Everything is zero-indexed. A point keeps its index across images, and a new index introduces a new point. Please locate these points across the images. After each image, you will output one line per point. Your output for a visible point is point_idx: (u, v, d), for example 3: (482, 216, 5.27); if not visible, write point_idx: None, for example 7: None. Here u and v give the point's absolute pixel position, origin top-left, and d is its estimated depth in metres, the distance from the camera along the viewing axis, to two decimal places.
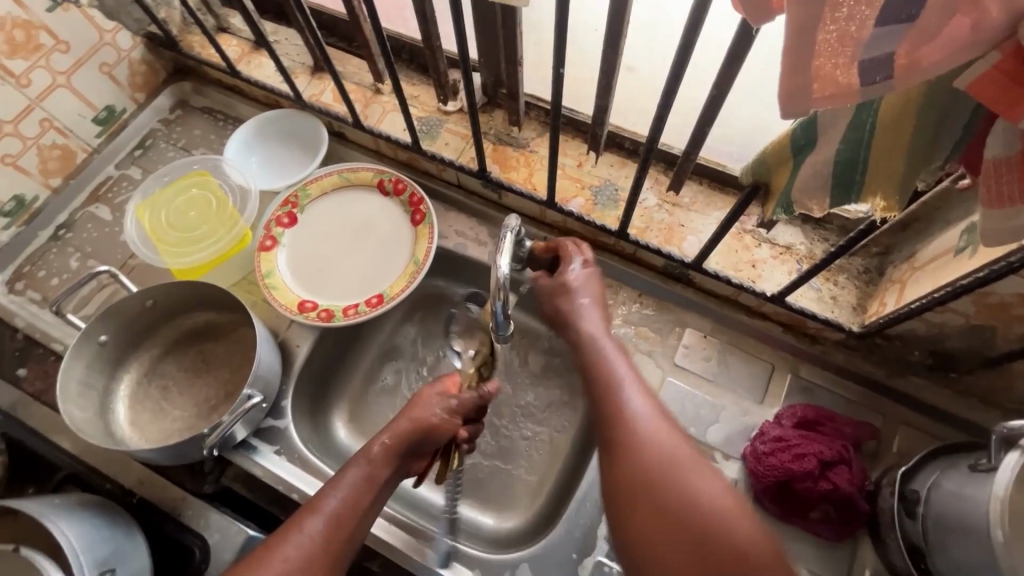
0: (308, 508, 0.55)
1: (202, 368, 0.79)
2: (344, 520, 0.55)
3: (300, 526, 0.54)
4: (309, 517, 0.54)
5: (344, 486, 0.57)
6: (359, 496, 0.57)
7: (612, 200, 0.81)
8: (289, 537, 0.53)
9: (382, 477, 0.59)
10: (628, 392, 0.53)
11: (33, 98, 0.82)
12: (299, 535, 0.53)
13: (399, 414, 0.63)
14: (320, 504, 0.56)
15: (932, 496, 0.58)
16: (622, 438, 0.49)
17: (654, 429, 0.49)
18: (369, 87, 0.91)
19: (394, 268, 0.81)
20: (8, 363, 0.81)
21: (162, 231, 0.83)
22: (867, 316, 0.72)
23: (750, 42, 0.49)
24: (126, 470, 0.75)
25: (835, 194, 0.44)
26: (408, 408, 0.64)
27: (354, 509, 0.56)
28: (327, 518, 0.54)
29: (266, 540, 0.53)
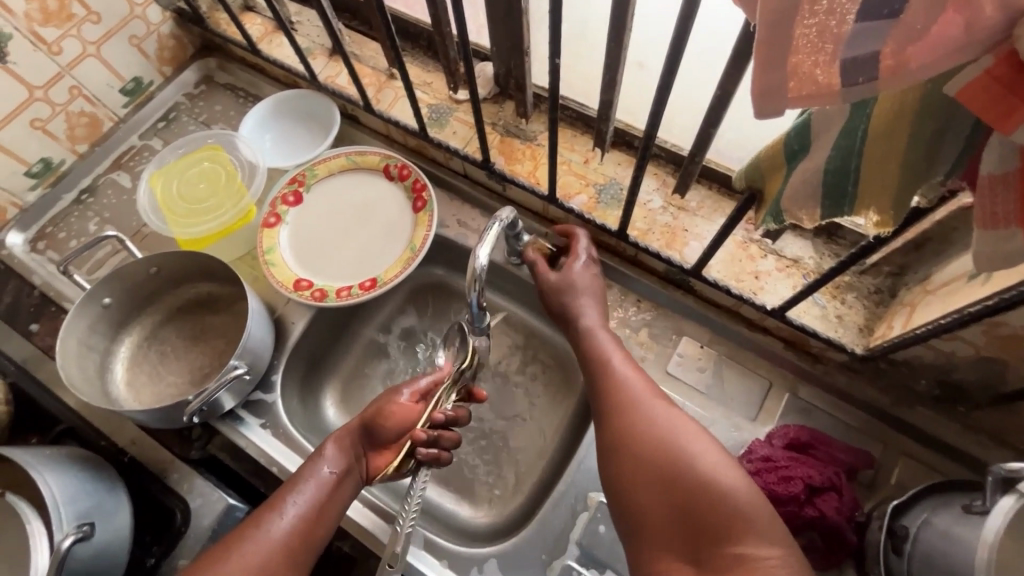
0: (270, 506, 0.59)
1: (200, 337, 0.81)
2: (301, 520, 0.58)
3: (258, 524, 0.57)
4: (268, 515, 0.58)
5: (302, 487, 0.60)
6: (317, 495, 0.60)
7: (615, 199, 0.79)
8: (246, 535, 0.56)
9: (342, 477, 0.62)
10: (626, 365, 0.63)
11: (63, 65, 0.85)
12: (256, 532, 0.57)
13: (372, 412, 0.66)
14: (280, 504, 0.59)
15: (920, 534, 0.54)
16: (615, 397, 0.61)
17: (640, 390, 0.60)
18: (384, 71, 0.91)
19: (392, 253, 0.82)
20: (23, 318, 0.85)
21: (172, 202, 0.85)
22: (873, 338, 0.68)
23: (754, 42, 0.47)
24: (120, 430, 0.78)
25: (828, 205, 0.41)
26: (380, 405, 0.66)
27: (313, 512, 0.59)
28: (284, 519, 0.58)
29: (231, 534, 0.58)
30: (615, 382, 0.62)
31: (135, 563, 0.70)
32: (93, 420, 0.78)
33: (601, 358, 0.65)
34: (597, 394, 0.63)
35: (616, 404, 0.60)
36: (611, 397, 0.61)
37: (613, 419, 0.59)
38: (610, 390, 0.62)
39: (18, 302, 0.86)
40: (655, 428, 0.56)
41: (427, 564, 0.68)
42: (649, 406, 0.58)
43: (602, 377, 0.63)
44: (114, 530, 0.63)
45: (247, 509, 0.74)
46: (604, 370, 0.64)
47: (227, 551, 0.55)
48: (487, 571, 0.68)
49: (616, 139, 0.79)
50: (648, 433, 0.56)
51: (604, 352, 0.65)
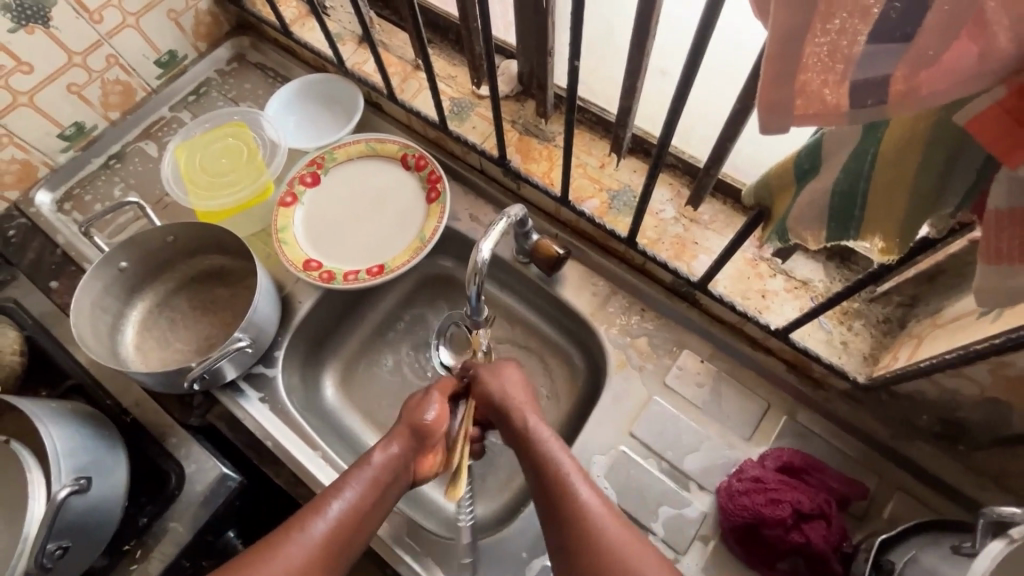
0: (314, 510, 0.58)
1: (209, 308, 0.83)
2: (345, 525, 0.57)
3: (301, 528, 0.56)
4: (311, 517, 0.57)
5: (348, 490, 0.59)
6: (363, 499, 0.59)
7: (628, 206, 0.78)
8: (291, 538, 0.55)
9: (386, 482, 0.61)
10: (576, 481, 0.58)
11: (103, 34, 0.88)
12: (301, 535, 0.55)
13: (403, 417, 0.66)
14: (322, 506, 0.58)
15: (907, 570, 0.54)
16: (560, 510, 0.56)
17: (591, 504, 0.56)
18: (410, 62, 0.92)
19: (402, 242, 0.83)
20: (45, 274, 0.88)
21: (194, 174, 0.87)
22: (877, 367, 0.66)
23: None
24: (125, 391, 0.80)
25: (834, 227, 0.40)
26: (411, 408, 0.67)
27: (356, 514, 0.58)
28: (326, 522, 0.57)
29: (267, 536, 0.56)
30: (572, 510, 0.55)
31: (128, 521, 0.72)
32: (102, 378, 0.81)
33: (555, 469, 0.59)
34: (547, 514, 0.57)
35: (577, 535, 0.54)
36: (566, 524, 0.55)
37: (574, 548, 0.54)
38: (566, 514, 0.55)
39: (41, 258, 0.89)
40: (605, 545, 0.53)
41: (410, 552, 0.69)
42: (604, 531, 0.54)
43: (549, 496, 0.57)
44: (110, 487, 0.65)
45: (240, 480, 0.76)
46: (558, 487, 0.57)
47: (270, 557, 0.54)
48: (467, 564, 0.68)
49: (633, 146, 0.79)
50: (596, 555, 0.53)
51: (559, 468, 0.59)
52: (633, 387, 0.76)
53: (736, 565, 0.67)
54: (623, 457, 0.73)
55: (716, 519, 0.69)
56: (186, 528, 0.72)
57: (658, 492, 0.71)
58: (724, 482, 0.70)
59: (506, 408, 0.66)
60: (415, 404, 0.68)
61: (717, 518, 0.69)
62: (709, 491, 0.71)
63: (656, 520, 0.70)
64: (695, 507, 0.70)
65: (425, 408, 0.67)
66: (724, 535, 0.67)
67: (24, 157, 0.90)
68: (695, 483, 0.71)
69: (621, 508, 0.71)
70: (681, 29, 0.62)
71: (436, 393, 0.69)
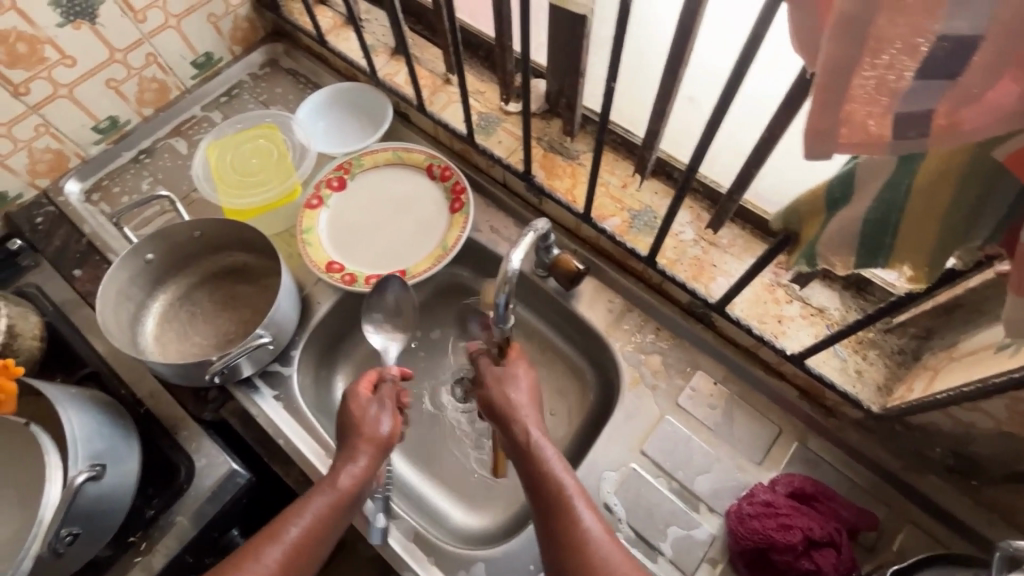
0: (267, 536, 0.58)
1: (229, 304, 0.84)
2: (304, 547, 0.58)
3: (257, 558, 0.56)
4: (267, 546, 0.57)
5: (302, 512, 0.60)
6: (322, 523, 0.60)
7: (648, 226, 0.80)
8: (244, 567, 0.55)
9: (349, 502, 0.62)
10: (579, 506, 0.58)
11: (145, 33, 0.91)
12: (257, 564, 0.56)
13: (348, 432, 0.66)
14: (277, 532, 0.58)
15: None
16: (565, 532, 0.57)
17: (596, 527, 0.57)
18: (440, 76, 0.95)
19: (423, 249, 0.84)
20: (69, 262, 0.89)
21: (224, 171, 0.88)
22: (891, 398, 0.67)
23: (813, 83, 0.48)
24: (140, 382, 0.80)
25: (862, 255, 0.42)
26: (354, 422, 0.66)
27: (315, 537, 0.59)
28: (284, 546, 0.57)
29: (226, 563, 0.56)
30: (576, 531, 0.56)
31: (135, 513, 0.72)
32: (118, 367, 0.81)
33: (556, 488, 0.60)
34: (546, 535, 0.58)
35: (577, 553, 0.55)
36: (565, 549, 0.56)
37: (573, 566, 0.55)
38: (570, 536, 0.56)
39: (67, 246, 0.90)
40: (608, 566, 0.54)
41: (416, 558, 0.69)
42: (603, 552, 0.55)
43: (552, 518, 0.58)
44: (121, 478, 0.64)
45: (249, 477, 0.76)
46: (560, 506, 0.59)
47: None
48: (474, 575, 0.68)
49: (656, 168, 0.81)
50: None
51: (563, 492, 0.59)
52: (646, 404, 0.77)
53: None
54: (634, 475, 0.73)
55: (724, 543, 0.69)
56: (194, 522, 0.72)
57: (668, 513, 0.71)
58: (734, 505, 0.70)
59: (511, 420, 0.66)
60: (362, 416, 0.67)
61: (726, 542, 0.69)
62: (718, 513, 0.71)
63: (664, 540, 0.70)
64: (704, 528, 0.70)
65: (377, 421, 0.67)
66: (733, 560, 0.67)
67: (58, 147, 0.92)
68: (704, 505, 0.71)
69: (630, 527, 0.70)
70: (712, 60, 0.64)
71: (388, 403, 0.68)
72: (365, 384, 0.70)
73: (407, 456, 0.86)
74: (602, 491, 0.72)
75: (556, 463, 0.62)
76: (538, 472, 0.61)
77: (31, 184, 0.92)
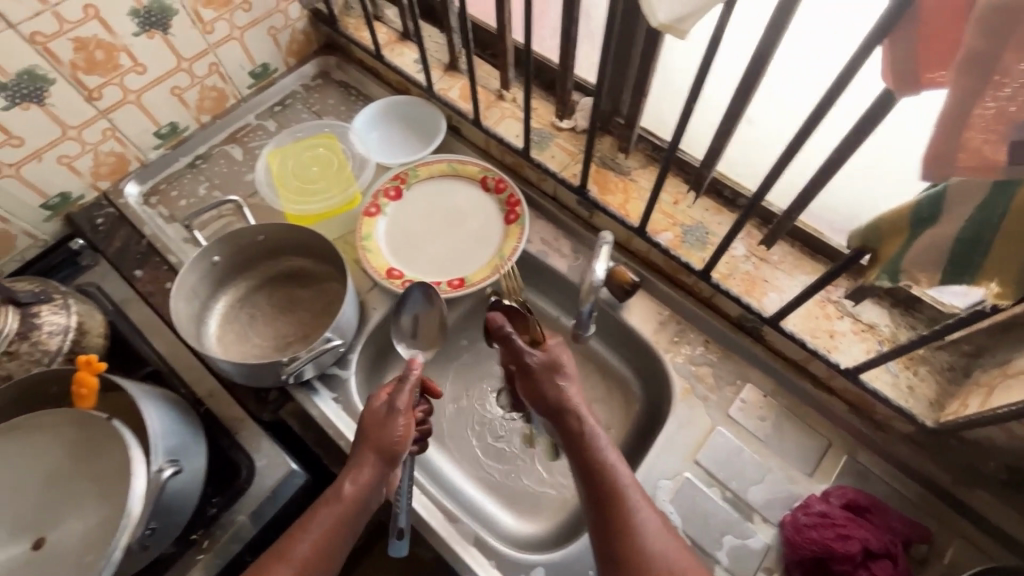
0: (280, 555, 0.62)
1: (287, 307, 0.85)
2: (310, 564, 0.62)
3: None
4: (278, 563, 0.62)
5: (310, 529, 0.64)
6: (329, 538, 0.64)
7: (700, 241, 0.82)
8: None
9: (355, 514, 0.66)
10: (634, 496, 0.61)
11: (211, 44, 0.95)
12: None
13: (360, 442, 0.69)
14: (287, 550, 0.63)
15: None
16: (618, 518, 0.59)
17: (646, 515, 0.60)
18: (494, 91, 0.97)
19: (479, 258, 0.86)
20: (130, 263, 0.90)
21: (285, 178, 0.91)
22: (944, 413, 0.69)
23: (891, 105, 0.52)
24: (200, 381, 0.81)
25: (949, 271, 0.44)
26: (366, 432, 0.69)
27: (324, 552, 0.63)
28: (293, 564, 0.62)
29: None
30: (627, 519, 0.59)
31: (197, 511, 0.73)
32: (178, 367, 0.83)
33: (610, 477, 0.62)
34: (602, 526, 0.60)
35: (626, 538, 0.58)
36: (615, 535, 0.59)
37: (624, 550, 0.58)
38: (622, 521, 0.59)
39: (127, 247, 0.92)
40: (655, 554, 0.57)
41: (477, 561, 0.70)
42: (651, 541, 0.58)
43: (606, 509, 0.61)
44: (196, 473, 0.65)
45: (306, 478, 0.77)
46: (612, 494, 0.61)
47: None
48: None
49: (708, 186, 0.84)
50: (647, 562, 0.57)
51: (616, 480, 0.62)
52: (698, 415, 0.79)
53: None
54: (688, 484, 0.75)
55: (779, 553, 0.70)
56: (255, 521, 0.72)
57: (723, 521, 0.72)
58: (788, 515, 0.71)
59: (567, 408, 0.69)
60: (374, 426, 0.69)
61: (780, 552, 0.70)
62: (772, 524, 0.72)
63: (720, 549, 0.71)
64: (759, 538, 0.71)
65: (389, 431, 0.69)
66: (789, 570, 0.69)
67: (121, 151, 0.95)
68: (758, 515, 0.73)
69: (686, 534, 0.72)
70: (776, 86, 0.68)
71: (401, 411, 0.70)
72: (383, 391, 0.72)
73: (458, 464, 0.87)
74: (657, 500, 0.74)
75: (610, 454, 0.65)
76: (593, 460, 0.64)
77: (93, 185, 0.94)
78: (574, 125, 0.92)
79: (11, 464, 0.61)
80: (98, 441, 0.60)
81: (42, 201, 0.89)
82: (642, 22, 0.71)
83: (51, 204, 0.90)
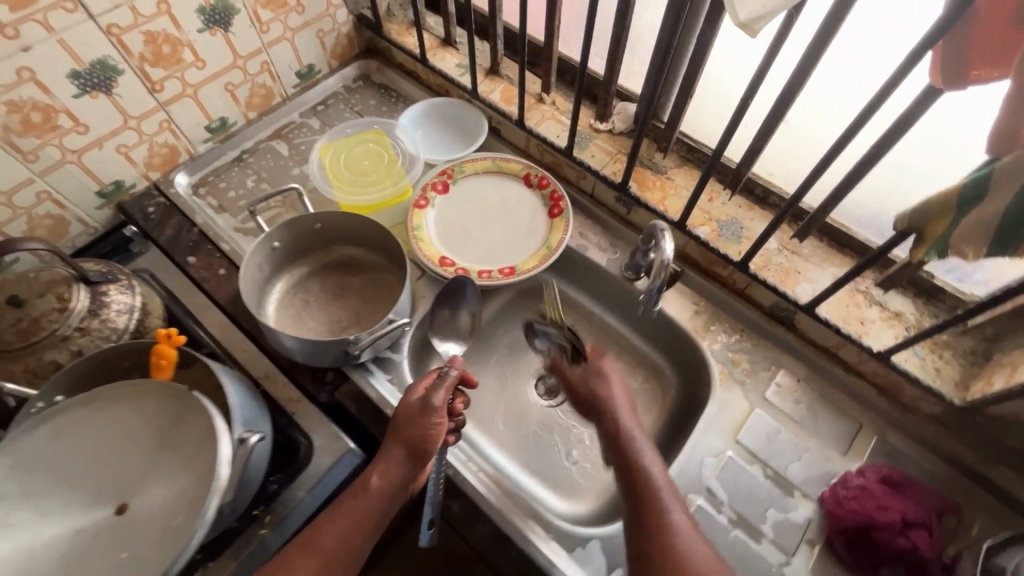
0: (304, 546, 0.63)
1: (340, 293, 0.88)
2: (334, 556, 0.63)
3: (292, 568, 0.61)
4: (302, 556, 0.63)
5: (335, 522, 0.65)
6: (354, 531, 0.65)
7: (735, 235, 0.87)
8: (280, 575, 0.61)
9: (380, 509, 0.67)
10: (669, 495, 0.63)
11: (265, 43, 0.99)
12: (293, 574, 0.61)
13: (391, 436, 0.71)
14: (311, 542, 0.64)
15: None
16: (650, 512, 0.61)
17: (677, 511, 0.61)
18: (534, 94, 1.03)
19: (525, 249, 0.91)
20: (182, 250, 0.93)
21: (338, 170, 0.95)
22: (969, 392, 0.74)
23: (932, 103, 0.58)
24: (255, 364, 0.83)
25: (995, 244, 0.49)
26: (398, 425, 0.71)
27: (347, 545, 0.64)
28: (317, 556, 0.63)
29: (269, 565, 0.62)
30: (657, 516, 0.61)
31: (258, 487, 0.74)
32: (233, 349, 0.85)
33: (645, 477, 0.64)
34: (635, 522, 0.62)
35: (655, 535, 0.59)
36: (644, 532, 0.60)
37: (650, 546, 0.59)
38: (651, 516, 0.61)
39: (179, 235, 0.94)
40: (683, 551, 0.58)
41: (535, 534, 0.72)
42: (679, 538, 0.59)
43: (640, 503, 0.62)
44: (269, 446, 0.67)
45: (362, 457, 0.79)
46: (647, 491, 0.63)
47: None
48: (590, 550, 0.71)
49: (742, 185, 0.89)
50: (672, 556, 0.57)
51: (650, 478, 0.64)
52: (737, 398, 0.83)
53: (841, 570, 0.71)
54: (731, 462, 0.78)
55: (820, 526, 0.74)
56: (314, 498, 0.74)
57: (765, 497, 0.76)
58: (826, 491, 0.75)
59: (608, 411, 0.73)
60: (409, 419, 0.71)
61: (821, 525, 0.74)
62: (812, 499, 0.76)
63: (765, 522, 0.74)
64: (800, 512, 0.75)
65: (422, 426, 0.70)
66: (831, 542, 0.72)
67: (174, 143, 0.97)
68: (798, 491, 0.77)
69: (731, 509, 0.75)
70: (816, 91, 0.73)
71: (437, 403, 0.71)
72: (421, 385, 0.75)
73: (505, 449, 0.90)
74: (702, 477, 0.78)
75: (648, 453, 0.67)
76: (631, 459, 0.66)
77: (145, 175, 0.97)
78: (611, 127, 0.98)
79: (90, 435, 0.62)
80: (183, 412, 0.62)
81: (98, 188, 0.91)
82: (689, 30, 0.77)
83: (105, 191, 0.93)
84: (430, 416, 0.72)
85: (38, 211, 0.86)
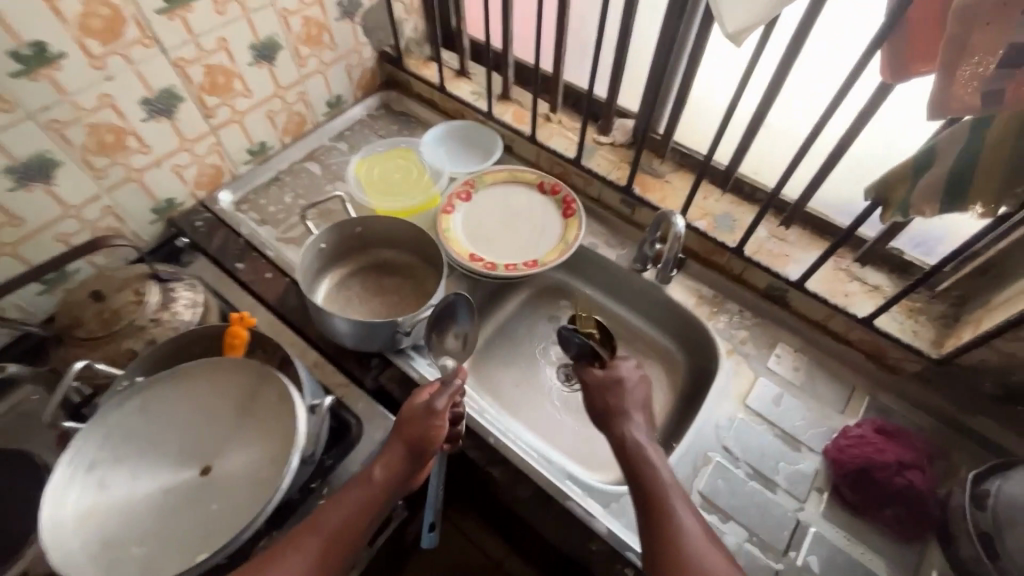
0: (308, 529, 0.63)
1: (378, 290, 0.97)
2: (336, 541, 0.63)
3: (297, 549, 0.61)
4: (308, 537, 0.63)
5: (340, 506, 0.65)
6: (356, 518, 0.65)
7: (730, 226, 0.99)
8: (286, 556, 0.61)
9: (379, 501, 0.67)
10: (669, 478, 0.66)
11: (303, 75, 1.11)
12: (297, 556, 0.61)
13: (393, 435, 0.72)
14: (318, 523, 0.64)
15: (999, 500, 0.68)
16: (652, 494, 0.64)
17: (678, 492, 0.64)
18: (543, 114, 1.16)
19: (544, 247, 1.01)
20: (230, 258, 1.01)
21: (373, 184, 1.06)
22: (944, 347, 0.84)
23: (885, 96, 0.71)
24: (304, 356, 0.91)
25: (947, 200, 0.61)
26: (403, 423, 0.72)
27: (350, 530, 0.64)
28: (323, 536, 0.63)
29: (272, 549, 0.62)
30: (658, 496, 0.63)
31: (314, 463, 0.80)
32: (282, 343, 0.92)
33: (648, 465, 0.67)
34: (641, 519, 0.64)
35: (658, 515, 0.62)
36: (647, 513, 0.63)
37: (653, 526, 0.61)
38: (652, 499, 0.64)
39: (226, 244, 1.03)
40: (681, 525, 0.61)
41: (572, 491, 0.79)
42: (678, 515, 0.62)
43: (643, 489, 0.65)
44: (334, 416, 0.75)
45: None
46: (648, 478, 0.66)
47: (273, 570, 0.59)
48: (624, 503, 0.79)
49: (732, 184, 1.02)
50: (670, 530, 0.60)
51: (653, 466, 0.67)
52: (742, 368, 0.92)
53: (849, 513, 0.79)
54: (742, 423, 0.87)
55: (826, 476, 0.83)
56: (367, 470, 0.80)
57: (775, 453, 0.84)
58: (828, 444, 0.84)
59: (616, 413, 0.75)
60: (412, 418, 0.73)
61: (827, 475, 0.83)
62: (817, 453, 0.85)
63: (777, 474, 0.82)
64: (808, 464, 0.83)
65: (425, 425, 0.72)
66: (837, 488, 0.80)
67: (220, 164, 1.07)
68: (804, 446, 0.85)
69: (747, 464, 0.83)
70: (790, 97, 0.87)
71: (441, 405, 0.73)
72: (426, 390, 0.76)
73: (534, 430, 0.97)
74: (718, 437, 0.86)
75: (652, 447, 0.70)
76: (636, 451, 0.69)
77: (193, 194, 1.06)
78: (613, 139, 1.11)
79: (172, 413, 0.67)
80: (259, 384, 0.69)
81: (153, 204, 1.00)
82: (681, 51, 0.91)
83: (159, 207, 1.01)
84: (432, 419, 0.73)
85: (101, 225, 0.94)
